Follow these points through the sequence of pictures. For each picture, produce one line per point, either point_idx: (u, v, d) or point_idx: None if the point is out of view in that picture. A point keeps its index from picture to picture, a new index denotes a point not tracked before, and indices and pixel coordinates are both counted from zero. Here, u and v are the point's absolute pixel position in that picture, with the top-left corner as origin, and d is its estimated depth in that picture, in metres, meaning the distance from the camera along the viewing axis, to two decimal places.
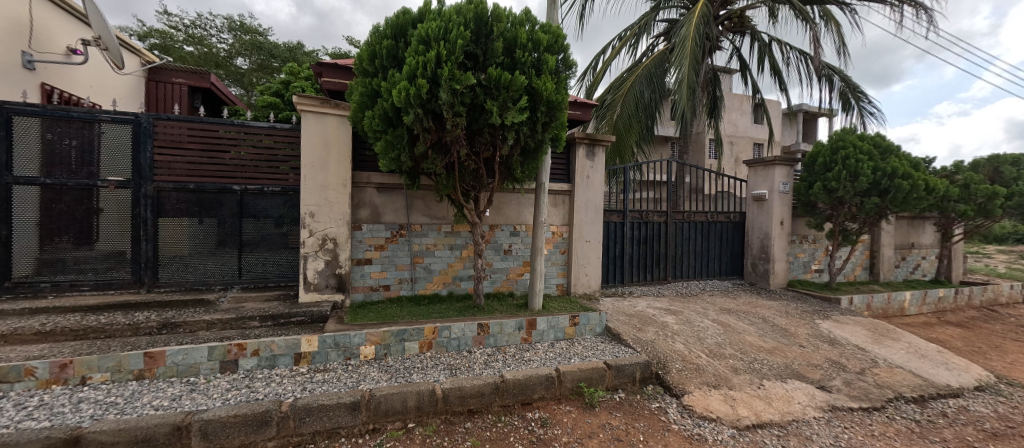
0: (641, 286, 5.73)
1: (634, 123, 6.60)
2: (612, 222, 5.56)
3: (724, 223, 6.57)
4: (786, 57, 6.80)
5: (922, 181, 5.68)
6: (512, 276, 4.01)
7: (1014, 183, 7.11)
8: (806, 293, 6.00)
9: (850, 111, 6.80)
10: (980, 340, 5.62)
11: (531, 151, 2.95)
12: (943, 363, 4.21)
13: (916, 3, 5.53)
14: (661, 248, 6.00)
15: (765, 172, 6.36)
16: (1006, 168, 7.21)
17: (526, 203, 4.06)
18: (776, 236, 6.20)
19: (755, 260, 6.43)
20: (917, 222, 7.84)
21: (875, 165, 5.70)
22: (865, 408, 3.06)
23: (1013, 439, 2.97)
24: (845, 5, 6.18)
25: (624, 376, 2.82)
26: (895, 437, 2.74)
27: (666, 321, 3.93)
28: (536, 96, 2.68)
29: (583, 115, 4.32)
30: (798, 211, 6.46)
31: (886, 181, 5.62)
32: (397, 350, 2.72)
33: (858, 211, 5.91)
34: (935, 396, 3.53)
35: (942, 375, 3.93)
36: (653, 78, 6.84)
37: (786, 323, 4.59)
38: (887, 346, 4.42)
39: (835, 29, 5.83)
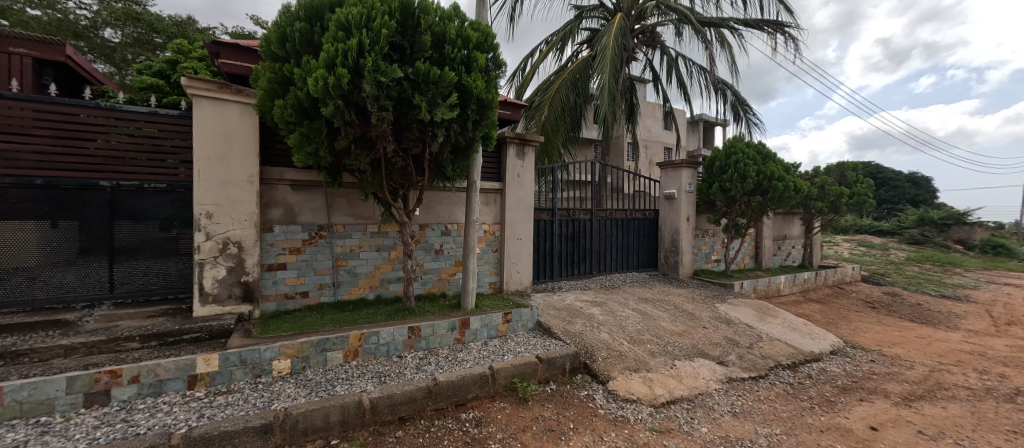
0: (569, 281, 6.00)
1: (561, 124, 6.89)
2: (542, 220, 5.74)
3: (640, 220, 7.17)
4: (689, 72, 7.62)
5: (792, 183, 6.77)
6: (445, 276, 3.93)
7: (854, 185, 8.82)
8: (707, 280, 6.80)
9: (739, 121, 7.85)
10: (833, 313, 6.90)
11: (462, 149, 2.91)
12: (808, 333, 5.08)
13: (786, 33, 6.54)
14: (587, 245, 6.34)
15: (673, 173, 7.07)
16: (848, 173, 8.93)
17: (457, 202, 4.00)
18: (684, 231, 6.92)
19: (667, 253, 7.12)
20: (789, 217, 9.33)
21: (758, 169, 6.66)
22: (754, 377, 3.56)
23: (856, 391, 3.68)
24: (735, 30, 7.10)
25: (554, 368, 2.93)
26: (776, 399, 3.23)
27: (592, 313, 4.17)
28: (466, 94, 2.64)
29: (513, 115, 4.38)
30: (700, 208, 7.29)
31: (766, 182, 6.59)
32: (317, 361, 2.50)
33: (746, 208, 6.85)
34: (804, 361, 4.25)
35: (807, 344, 4.74)
36: (578, 83, 7.19)
37: (692, 308, 5.15)
38: (769, 323, 5.20)
39: (727, 50, 6.68)
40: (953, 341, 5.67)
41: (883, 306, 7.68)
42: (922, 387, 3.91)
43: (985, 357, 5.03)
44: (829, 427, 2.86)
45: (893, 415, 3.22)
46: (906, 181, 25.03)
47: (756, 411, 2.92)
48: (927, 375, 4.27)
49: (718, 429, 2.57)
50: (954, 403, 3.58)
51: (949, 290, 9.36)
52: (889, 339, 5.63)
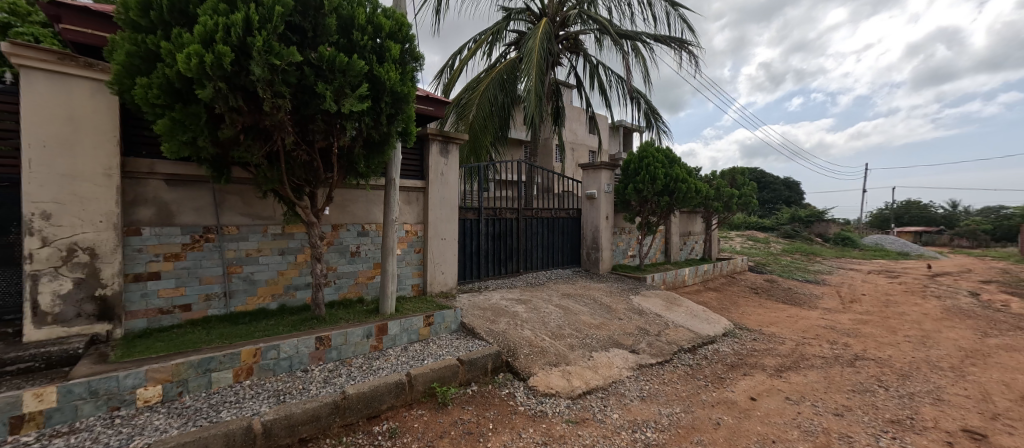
0: (496, 280, 6.02)
1: (488, 123, 6.88)
2: (468, 219, 5.67)
3: (564, 219, 7.47)
4: (608, 80, 8.12)
5: (693, 185, 7.58)
6: (362, 280, 3.67)
7: (742, 187, 10.16)
8: (624, 274, 7.32)
9: (651, 128, 8.56)
10: (726, 299, 7.88)
11: (376, 144, 2.74)
12: (706, 318, 5.72)
13: (689, 50, 7.29)
14: (514, 243, 6.42)
15: (593, 175, 7.47)
16: (738, 177, 10.26)
17: (374, 200, 3.77)
18: (603, 229, 7.36)
19: (589, 249, 7.52)
20: (692, 215, 10.45)
21: (665, 171, 7.34)
22: (660, 362, 3.90)
23: (741, 367, 4.23)
24: (647, 43, 7.72)
25: (476, 369, 2.90)
26: (678, 380, 3.57)
27: (516, 311, 4.22)
28: (379, 85, 2.49)
29: (436, 111, 4.23)
30: (618, 208, 7.82)
31: (672, 184, 7.29)
32: (198, 385, 2.16)
33: (656, 207, 7.52)
34: (701, 344, 4.77)
35: (705, 328, 5.34)
36: (505, 83, 7.25)
37: (610, 301, 5.50)
38: (674, 311, 5.76)
39: (641, 62, 7.24)
40: (813, 318, 6.81)
41: (763, 291, 8.98)
42: (790, 359, 4.62)
43: (834, 330, 6.12)
44: (719, 402, 3.24)
45: (768, 385, 3.76)
46: (782, 185, 29.58)
47: (661, 393, 3.20)
48: (794, 348, 5.07)
49: (628, 413, 2.76)
50: (812, 370, 4.29)
51: (811, 276, 11.24)
52: (768, 320, 6.58)
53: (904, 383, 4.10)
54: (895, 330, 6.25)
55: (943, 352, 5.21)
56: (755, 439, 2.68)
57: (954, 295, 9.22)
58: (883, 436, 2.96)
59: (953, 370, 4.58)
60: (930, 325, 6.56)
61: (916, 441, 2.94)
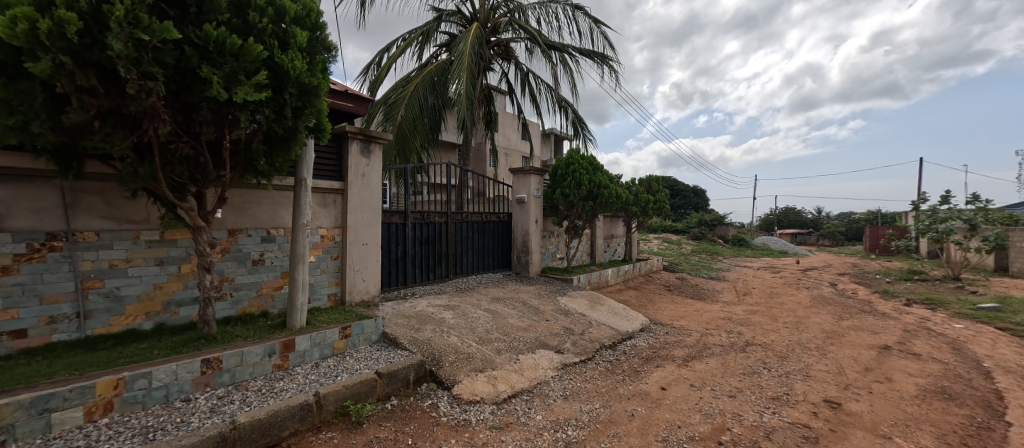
0: (423, 286, 5.82)
1: (418, 124, 6.63)
2: (393, 223, 5.40)
3: (495, 222, 7.48)
4: (538, 88, 8.35)
5: (615, 191, 8.10)
6: (266, 292, 3.28)
7: (657, 194, 11.11)
8: (552, 276, 7.55)
9: (578, 136, 8.98)
10: (644, 297, 8.52)
11: (280, 140, 2.47)
12: (626, 316, 6.12)
13: (611, 65, 7.79)
14: (443, 247, 6.28)
15: (522, 179, 7.60)
16: (653, 184, 11.21)
17: (282, 202, 3.41)
18: (533, 232, 7.52)
19: (519, 253, 7.62)
20: (614, 219, 11.18)
21: (590, 177, 7.74)
22: (583, 360, 4.06)
23: (655, 359, 4.58)
24: (573, 56, 8.10)
25: (396, 381, 2.75)
26: (599, 377, 3.74)
27: (443, 317, 4.10)
28: (281, 74, 2.26)
29: (356, 108, 3.97)
30: (546, 212, 8.05)
31: (596, 189, 7.71)
32: (32, 430, 1.74)
33: (582, 212, 7.89)
34: (621, 340, 5.08)
35: (624, 324, 5.71)
36: (435, 84, 7.08)
37: (538, 303, 5.62)
38: (598, 310, 6.07)
39: (568, 73, 7.56)
40: (714, 311, 7.66)
41: (675, 288, 9.89)
42: (695, 349, 5.12)
43: (731, 320, 6.93)
44: (634, 394, 3.45)
45: (677, 375, 4.11)
46: (691, 192, 33.06)
47: (582, 391, 3.32)
48: (699, 339, 5.63)
49: (551, 414, 2.81)
50: (713, 358, 4.80)
51: (714, 273, 12.66)
52: (678, 314, 7.24)
53: (782, 364, 4.76)
54: (777, 318, 7.27)
55: (811, 335, 6.18)
56: (664, 426, 2.90)
57: (819, 286, 11.02)
58: (766, 412, 3.39)
59: (818, 349, 5.44)
60: (801, 312, 7.75)
61: (791, 413, 3.41)
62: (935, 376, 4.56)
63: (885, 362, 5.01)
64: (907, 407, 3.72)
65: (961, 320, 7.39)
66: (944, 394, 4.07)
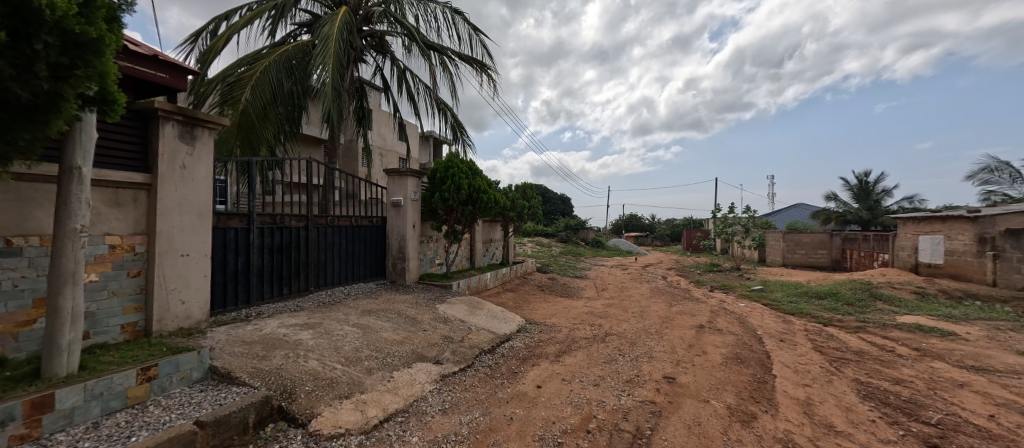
0: (275, 304, 4.89)
1: (270, 112, 5.53)
2: (231, 228, 4.41)
3: (367, 227, 6.84)
4: (416, 87, 8.00)
5: (493, 196, 8.27)
6: (2, 330, 2.27)
7: (530, 200, 11.84)
8: (431, 283, 7.27)
9: (458, 141, 8.90)
10: (520, 298, 8.92)
11: (27, 109, 1.73)
12: (504, 318, 6.27)
13: (489, 74, 7.95)
14: (303, 257, 5.42)
15: (399, 181, 7.11)
16: (528, 191, 11.91)
17: (38, 201, 2.42)
18: (410, 237, 7.09)
19: (394, 260, 7.11)
20: (492, 224, 11.48)
21: (470, 182, 7.72)
22: (463, 368, 3.95)
23: (531, 358, 4.77)
24: (453, 60, 8.01)
25: (226, 430, 2.18)
26: (479, 384, 3.67)
27: (299, 339, 3.48)
28: (26, 14, 1.57)
29: (173, 81, 3.11)
30: (425, 216, 7.75)
31: (475, 194, 7.73)
32: None
33: (461, 216, 7.84)
34: (499, 343, 5.16)
35: (503, 327, 5.83)
36: (293, 68, 6.10)
37: (415, 313, 5.30)
38: (477, 314, 6.06)
39: (447, 76, 7.43)
40: (580, 307, 8.48)
41: (547, 287, 10.65)
42: (565, 345, 5.51)
43: (593, 314, 7.77)
44: (512, 396, 3.48)
45: (550, 371, 4.33)
46: (558, 200, 36.57)
47: (461, 401, 3.20)
48: (568, 334, 6.12)
49: (428, 433, 2.61)
50: (580, 351, 5.25)
51: (579, 272, 14.11)
52: (550, 312, 7.78)
53: (633, 349, 5.50)
54: (627, 309, 8.43)
55: (651, 322, 7.33)
56: (540, 424, 2.98)
57: (656, 279, 13.28)
58: (622, 395, 3.82)
59: (657, 333, 6.46)
60: (644, 302, 9.17)
61: (641, 393, 3.92)
62: (732, 345, 5.87)
63: (701, 338, 6.24)
64: (717, 373, 4.68)
65: (743, 300, 9.80)
66: (739, 359, 5.25)
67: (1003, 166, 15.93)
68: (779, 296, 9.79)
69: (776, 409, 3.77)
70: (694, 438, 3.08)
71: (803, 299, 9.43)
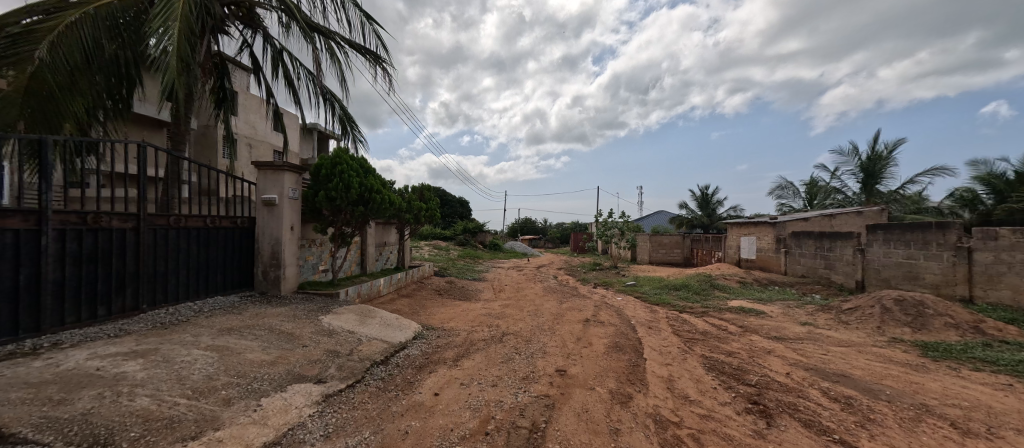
0: (85, 328, 3.76)
1: (79, 79, 4.23)
2: (10, 231, 3.25)
3: (227, 229, 5.77)
4: (295, 72, 7.06)
5: (387, 196, 7.74)
6: None
7: (428, 202, 11.51)
8: (312, 292, 6.47)
9: (347, 137, 8.14)
10: (416, 304, 8.54)
11: None
12: (398, 326, 5.90)
13: (383, 67, 7.45)
14: (130, 267, 4.29)
15: (272, 177, 6.15)
16: (425, 192, 11.55)
17: None
18: (287, 241, 6.19)
19: (265, 267, 6.13)
20: (387, 226, 10.83)
21: (361, 180, 7.09)
22: (351, 384, 3.57)
23: (427, 366, 4.58)
24: (342, 47, 7.29)
25: None
26: (368, 400, 3.36)
27: (124, 372, 2.73)
28: None
29: None
30: (306, 216, 6.89)
31: (367, 194, 7.12)
32: None
33: (350, 218, 7.17)
34: (393, 353, 4.83)
35: (397, 335, 5.49)
36: (120, 28, 4.81)
37: (292, 328, 4.64)
38: (368, 324, 5.59)
39: (335, 63, 6.73)
40: (478, 309, 8.50)
41: (444, 291, 10.43)
42: (463, 348, 5.44)
43: (491, 315, 7.86)
44: (407, 408, 3.28)
45: (448, 377, 4.21)
46: (456, 203, 36.61)
47: (349, 422, 2.88)
48: (466, 337, 6.06)
49: None
50: (478, 353, 5.23)
51: (477, 275, 14.20)
52: (448, 316, 7.62)
53: (528, 346, 5.72)
54: (522, 308, 8.77)
55: (545, 319, 7.75)
56: (437, 434, 2.85)
57: (548, 279, 14.13)
58: (519, 392, 3.91)
59: (550, 329, 6.85)
60: (538, 301, 9.65)
61: (536, 388, 4.07)
62: (613, 335, 6.54)
63: (587, 331, 6.80)
64: (601, 362, 5.14)
65: (620, 294, 11.06)
66: (618, 347, 5.86)
67: (790, 184, 21.17)
68: (648, 289, 11.31)
69: (647, 388, 4.30)
70: (582, 424, 3.29)
71: (665, 290, 11.06)
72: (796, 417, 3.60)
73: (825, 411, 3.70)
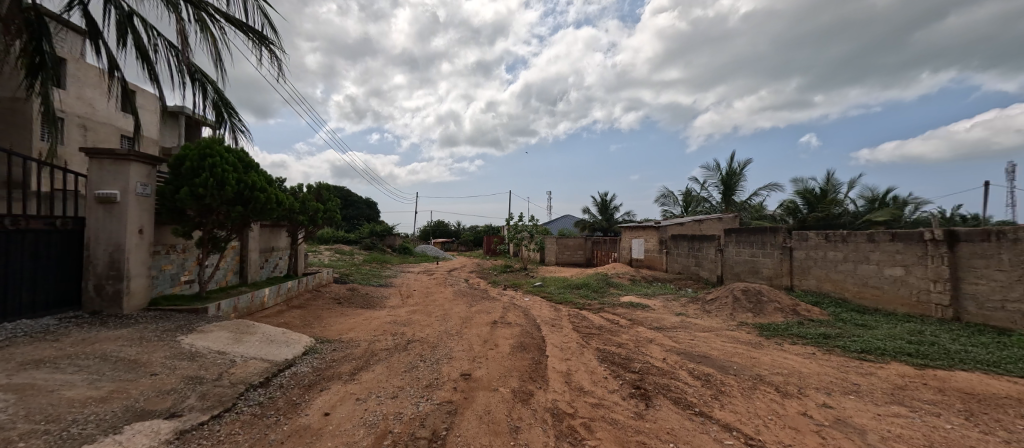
0: None
1: None
2: None
3: (38, 233, 4.51)
4: (151, 42, 5.85)
5: (274, 195, 6.85)
6: None
7: (326, 202, 10.51)
8: (170, 308, 5.42)
9: (223, 125, 7.02)
10: (309, 315, 7.71)
11: None
12: (284, 342, 5.25)
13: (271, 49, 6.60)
14: None
15: (112, 168, 4.99)
16: (323, 192, 10.52)
17: None
18: (133, 248, 5.08)
19: (99, 281, 4.94)
20: (275, 230, 9.66)
21: (238, 177, 6.14)
22: (216, 414, 3.07)
23: (318, 383, 4.17)
24: (217, 21, 6.27)
25: None
26: (239, 431, 2.91)
27: None
28: None
29: None
30: (162, 217, 5.75)
31: (247, 192, 6.20)
32: None
33: (224, 219, 6.18)
34: (276, 373, 4.28)
35: (282, 352, 4.89)
36: None
37: (137, 353, 3.82)
38: (245, 342, 4.86)
39: (206, 38, 5.75)
40: (382, 317, 8.02)
41: (344, 299, 9.62)
42: (362, 360, 5.08)
43: (396, 323, 7.49)
44: (289, 434, 2.93)
45: (342, 394, 3.88)
46: (362, 204, 34.34)
47: None
48: (366, 348, 5.66)
49: None
50: (378, 364, 4.93)
51: (382, 280, 13.42)
52: (346, 327, 7.03)
53: (434, 353, 5.58)
54: (431, 314, 8.53)
55: (453, 323, 7.65)
56: None
57: (458, 282, 14.03)
58: (420, 401, 3.79)
59: (457, 334, 6.78)
60: (447, 306, 9.50)
61: (438, 395, 3.98)
62: (518, 335, 6.74)
63: (494, 333, 6.91)
64: (505, 362, 5.26)
65: (528, 295, 11.49)
66: (522, 347, 6.07)
67: (671, 194, 24.43)
68: (553, 289, 11.96)
69: (547, 384, 4.52)
70: (484, 426, 3.32)
71: (568, 289, 11.82)
72: (669, 396, 4.14)
73: (689, 389, 4.33)
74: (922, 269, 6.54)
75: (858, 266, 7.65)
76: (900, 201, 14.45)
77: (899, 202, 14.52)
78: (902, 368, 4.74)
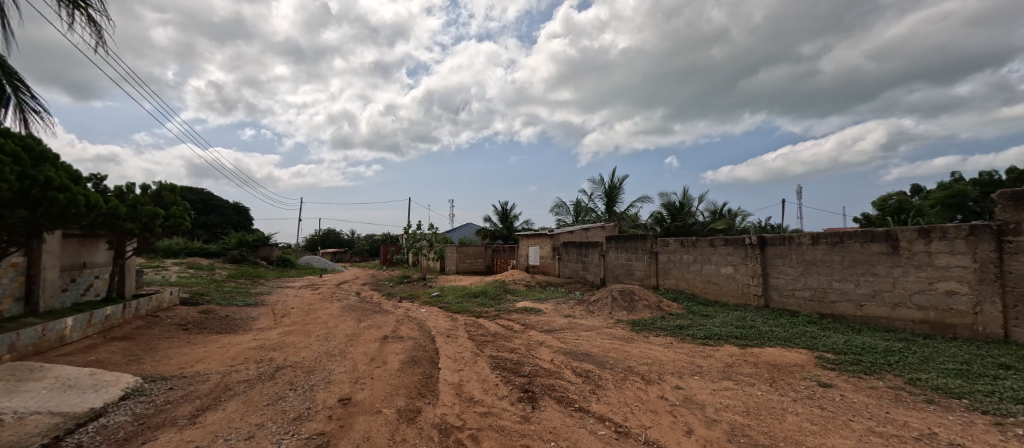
0: None
1: None
2: None
3: None
4: None
5: (82, 196, 5.28)
6: None
7: (171, 206, 8.55)
8: None
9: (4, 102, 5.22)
10: (138, 347, 6.15)
11: None
12: (92, 386, 4.06)
13: None
14: None
15: None
16: (166, 193, 8.55)
17: None
18: None
19: None
20: (87, 241, 7.51)
21: (22, 171, 4.56)
22: None
23: (139, 435, 3.29)
24: None
25: None
26: None
27: None
28: None
29: None
30: None
31: (35, 192, 4.66)
32: None
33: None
34: (72, 430, 3.26)
35: (87, 400, 3.75)
36: None
37: None
38: (24, 391, 3.61)
39: None
40: (244, 342, 6.81)
41: (194, 324, 7.93)
42: (210, 398, 4.20)
43: (263, 348, 6.43)
44: None
45: (174, 444, 3.12)
46: (228, 209, 29.30)
47: None
48: (218, 382, 4.72)
49: None
50: (232, 400, 4.13)
51: (250, 298, 11.49)
52: (192, 358, 5.78)
53: (308, 378, 4.92)
54: (309, 333, 7.57)
55: (336, 342, 6.91)
56: None
57: (348, 296, 12.84)
58: (284, 438, 3.27)
59: (340, 354, 6.13)
60: (331, 323, 8.55)
61: (308, 428, 3.49)
62: (409, 350, 6.39)
63: (383, 349, 6.43)
64: (391, 381, 4.90)
65: (425, 306, 11.05)
66: (413, 361, 5.77)
67: (563, 204, 26.36)
68: (451, 298, 11.73)
69: (436, 398, 4.35)
70: None
71: (467, 298, 11.73)
72: (553, 396, 4.35)
73: (572, 386, 4.61)
74: (744, 267, 8.19)
75: (703, 266, 9.21)
76: (733, 213, 18.02)
77: (732, 214, 18.12)
78: (730, 348, 5.82)
